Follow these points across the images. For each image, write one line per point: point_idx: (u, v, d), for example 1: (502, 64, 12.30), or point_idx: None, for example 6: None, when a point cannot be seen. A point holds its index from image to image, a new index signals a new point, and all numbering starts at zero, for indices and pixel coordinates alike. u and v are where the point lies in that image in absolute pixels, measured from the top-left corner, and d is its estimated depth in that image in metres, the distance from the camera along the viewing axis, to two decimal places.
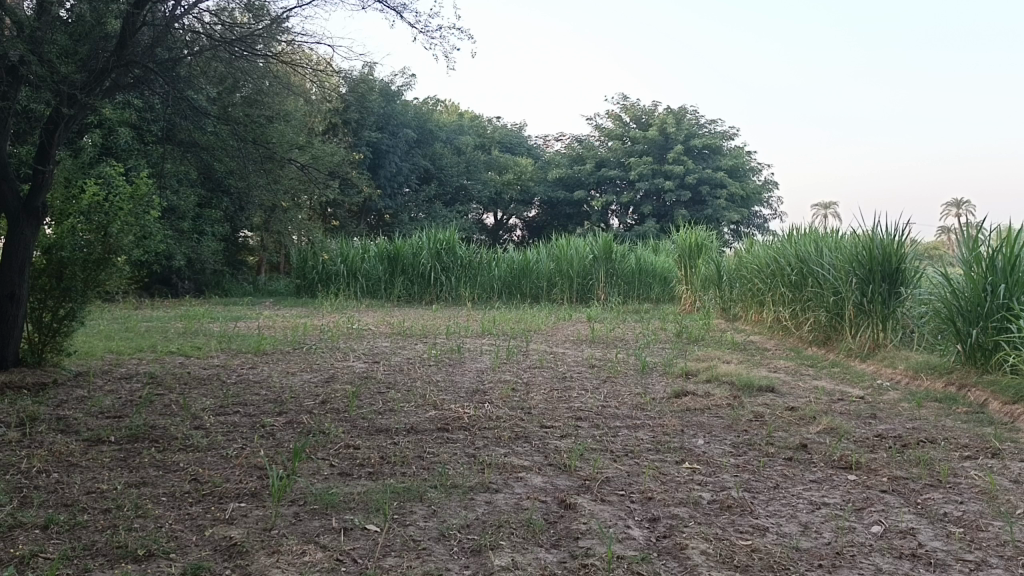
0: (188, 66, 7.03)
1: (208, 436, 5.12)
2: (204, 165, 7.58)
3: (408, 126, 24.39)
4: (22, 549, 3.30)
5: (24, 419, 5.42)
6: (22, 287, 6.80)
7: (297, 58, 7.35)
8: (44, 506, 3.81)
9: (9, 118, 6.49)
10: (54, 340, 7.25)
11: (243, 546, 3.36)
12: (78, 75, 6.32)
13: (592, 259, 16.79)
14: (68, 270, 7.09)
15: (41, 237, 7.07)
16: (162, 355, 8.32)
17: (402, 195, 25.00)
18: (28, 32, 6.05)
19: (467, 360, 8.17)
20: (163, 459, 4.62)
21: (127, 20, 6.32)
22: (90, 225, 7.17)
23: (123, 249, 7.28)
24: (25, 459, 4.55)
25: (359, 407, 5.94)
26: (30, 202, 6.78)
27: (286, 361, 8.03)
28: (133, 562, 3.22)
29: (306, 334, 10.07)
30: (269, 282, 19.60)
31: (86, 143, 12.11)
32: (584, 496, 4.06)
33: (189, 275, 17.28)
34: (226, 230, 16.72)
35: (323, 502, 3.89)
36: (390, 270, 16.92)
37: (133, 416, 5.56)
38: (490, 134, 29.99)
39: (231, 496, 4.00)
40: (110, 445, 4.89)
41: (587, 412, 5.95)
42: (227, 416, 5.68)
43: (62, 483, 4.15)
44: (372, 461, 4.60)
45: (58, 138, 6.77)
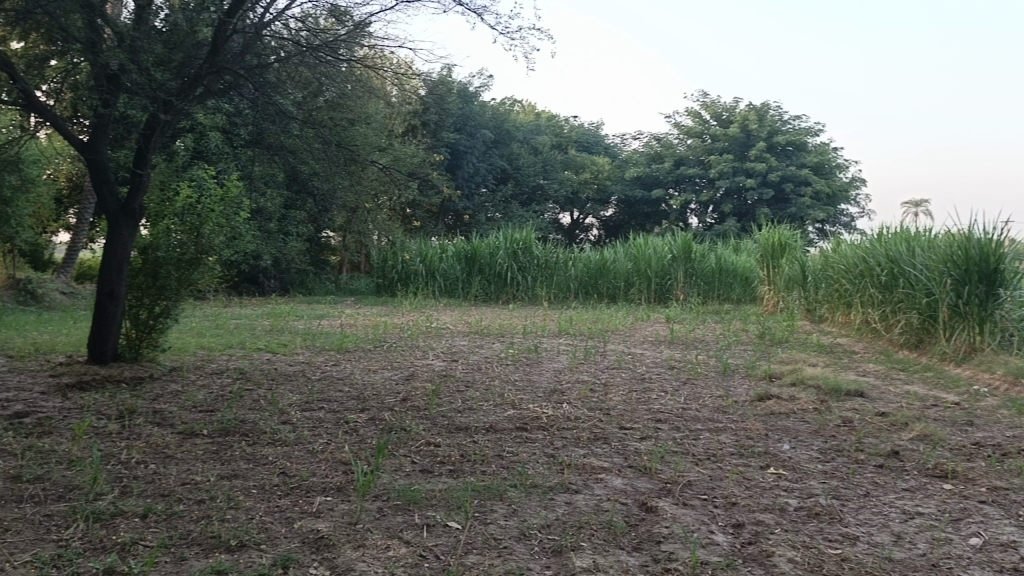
0: (275, 72, 7.28)
1: (295, 431, 5.27)
2: (291, 168, 7.79)
3: (486, 128, 24.65)
4: (124, 536, 3.47)
5: (123, 412, 5.69)
6: (120, 284, 7.17)
7: (379, 61, 7.50)
8: (143, 496, 3.99)
9: (109, 124, 6.89)
10: (151, 336, 7.58)
11: (330, 539, 3.44)
12: (174, 82, 6.58)
13: (671, 258, 16.48)
14: (163, 269, 7.42)
15: (138, 238, 7.42)
16: (251, 351, 8.61)
17: (479, 195, 25.18)
18: (127, 41, 6.29)
19: (544, 360, 8.18)
20: (254, 452, 4.77)
21: (219, 27, 6.53)
22: (184, 226, 7.45)
23: (214, 249, 7.56)
24: (125, 450, 4.78)
25: (439, 405, 6.02)
26: (128, 203, 7.15)
27: (367, 359, 8.18)
28: (226, 551, 3.35)
29: (386, 333, 10.24)
30: (350, 280, 19.99)
31: (178, 147, 12.58)
32: (666, 499, 4.02)
33: (274, 275, 17.82)
34: (310, 230, 17.12)
35: (406, 498, 3.96)
36: (467, 270, 17.13)
37: (224, 411, 5.76)
38: (567, 134, 29.92)
39: (318, 489, 4.12)
40: (204, 438, 5.08)
41: (667, 414, 5.89)
42: (313, 411, 5.83)
43: (159, 474, 4.34)
44: (453, 459, 4.65)
45: (154, 143, 7.09)
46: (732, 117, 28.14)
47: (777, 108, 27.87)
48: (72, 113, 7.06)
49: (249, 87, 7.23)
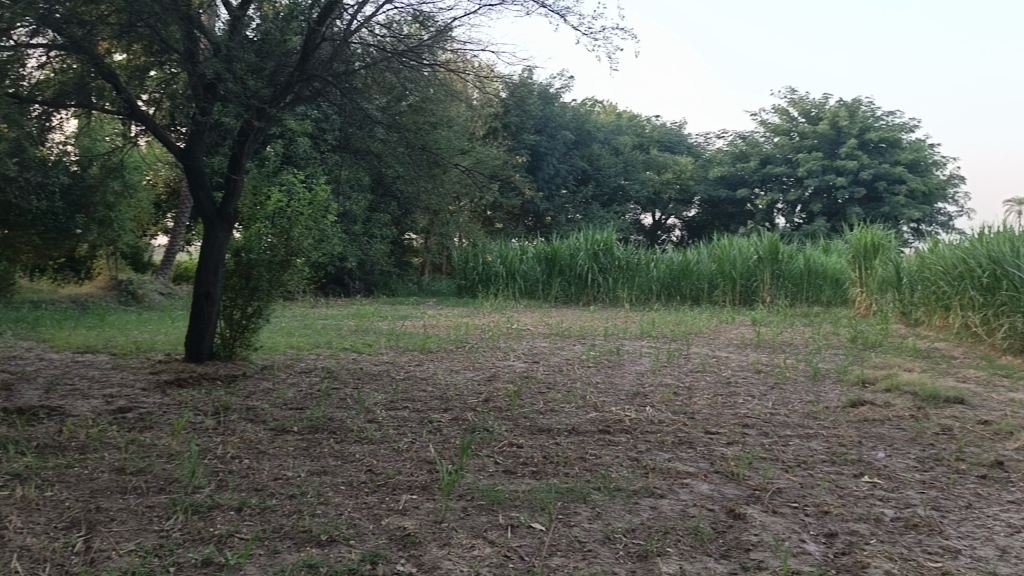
0: (362, 78, 7.47)
1: (380, 429, 5.38)
2: (376, 171, 7.95)
3: (567, 129, 24.73)
4: (221, 529, 3.60)
5: (219, 408, 5.91)
6: (215, 286, 7.52)
7: (462, 65, 7.58)
8: (238, 489, 4.14)
9: (206, 132, 7.20)
10: (244, 335, 7.86)
11: (416, 537, 3.50)
12: (266, 90, 6.84)
13: (757, 260, 16.02)
14: (255, 270, 7.70)
15: (232, 240, 7.73)
16: (337, 351, 8.82)
17: (560, 197, 25.18)
18: (223, 52, 6.53)
19: (627, 363, 8.11)
20: (341, 450, 4.89)
21: (309, 36, 6.69)
22: (275, 229, 7.69)
23: (304, 252, 7.78)
24: (221, 444, 4.97)
25: (521, 406, 6.04)
26: (224, 208, 7.47)
27: (450, 360, 8.27)
28: (317, 545, 3.44)
29: (468, 334, 10.34)
30: (432, 282, 20.26)
31: (269, 153, 12.99)
32: (755, 506, 3.93)
33: (359, 276, 18.22)
34: (394, 233, 17.45)
35: (490, 498, 3.99)
36: (548, 271, 17.21)
37: (313, 408, 5.92)
38: (649, 134, 29.61)
39: (404, 487, 4.19)
40: (294, 435, 5.24)
41: (754, 419, 5.76)
42: (397, 410, 5.94)
43: (253, 468, 4.50)
44: (536, 460, 4.66)
45: (247, 149, 7.33)
46: (821, 114, 27.16)
47: (870, 103, 26.80)
48: (170, 120, 7.37)
49: (337, 92, 7.41)
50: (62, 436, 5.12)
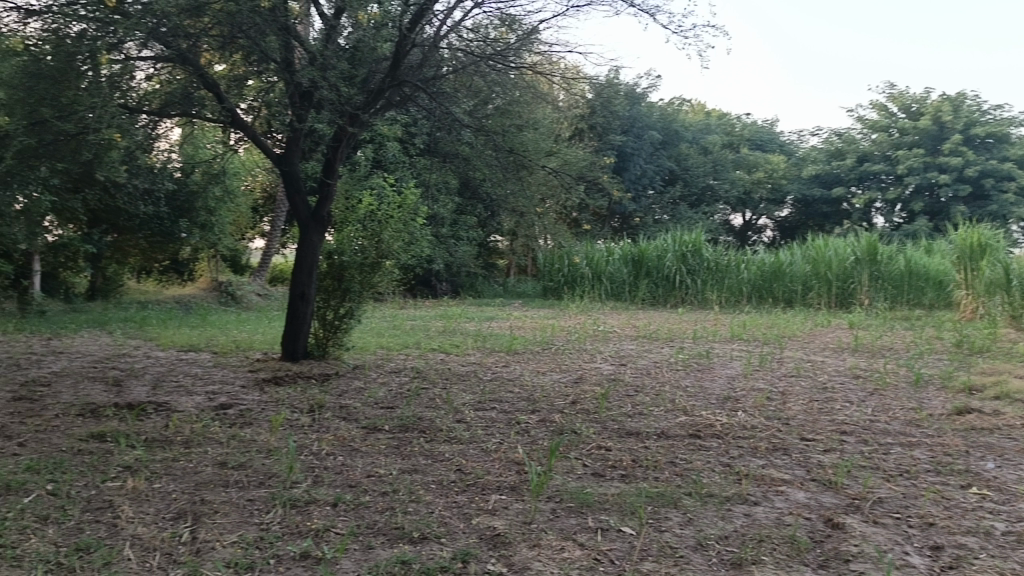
0: (450, 82, 7.58)
1: (469, 429, 5.44)
2: (464, 174, 8.06)
3: (654, 129, 24.49)
4: (318, 523, 3.71)
5: (313, 406, 6.09)
6: (310, 287, 7.78)
7: (548, 67, 7.61)
8: (333, 485, 4.25)
9: (301, 138, 7.45)
10: (336, 335, 8.08)
11: (506, 537, 3.52)
12: (359, 96, 7.05)
13: (854, 261, 15.42)
14: (347, 272, 7.91)
15: (325, 243, 7.96)
16: (426, 351, 8.96)
17: (647, 197, 24.95)
18: (318, 61, 6.74)
19: (717, 366, 7.97)
20: (431, 449, 4.97)
21: (400, 43, 6.87)
22: (366, 232, 7.87)
23: (394, 254, 7.93)
24: (316, 441, 5.12)
25: (609, 409, 6.00)
26: (318, 211, 7.73)
27: (537, 361, 8.30)
28: (410, 542, 3.51)
29: (554, 335, 10.35)
30: (518, 283, 20.34)
31: (360, 157, 13.30)
32: (854, 516, 3.80)
33: (447, 277, 18.48)
34: (480, 235, 17.60)
35: (578, 500, 3.98)
36: (635, 272, 17.06)
37: (403, 408, 6.02)
38: (740, 132, 29.02)
39: (492, 487, 4.23)
40: (386, 433, 5.35)
41: (852, 426, 5.56)
42: (485, 411, 5.99)
43: (346, 465, 4.62)
44: (625, 464, 4.63)
45: (340, 154, 7.56)
46: (923, 109, 25.96)
47: (975, 97, 25.42)
48: (267, 127, 7.61)
49: (425, 96, 7.55)
50: (169, 431, 5.37)
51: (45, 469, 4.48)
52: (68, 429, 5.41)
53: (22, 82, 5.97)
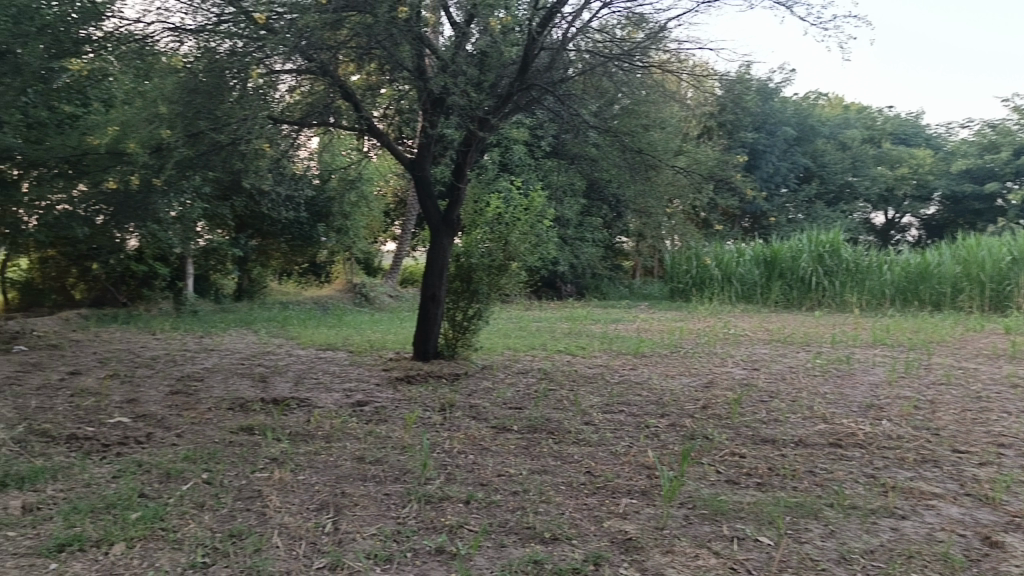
0: (576, 85, 7.57)
1: (598, 432, 5.41)
2: (590, 176, 8.09)
3: (787, 124, 23.67)
4: (452, 519, 3.80)
5: (444, 405, 6.24)
6: (440, 290, 7.96)
7: (676, 65, 7.53)
8: (465, 483, 4.33)
9: (432, 144, 7.64)
10: (465, 336, 8.24)
11: (638, 541, 3.49)
12: (488, 101, 7.13)
13: (1010, 262, 14.53)
14: (476, 274, 8.05)
15: (454, 246, 8.13)
16: (552, 353, 8.99)
17: (779, 196, 24.11)
18: (449, 67, 6.86)
19: (857, 372, 7.59)
20: (561, 450, 4.98)
21: (528, 46, 6.91)
22: (494, 235, 7.99)
23: (520, 256, 8.05)
24: (449, 439, 5.24)
25: (742, 415, 5.83)
26: (448, 215, 7.90)
27: (666, 364, 8.17)
28: (541, 543, 3.53)
29: (683, 338, 10.15)
30: (645, 284, 19.99)
31: (488, 160, 13.51)
32: (1015, 535, 3.53)
33: (572, 279, 18.50)
34: (606, 236, 17.53)
35: (713, 507, 3.89)
36: (767, 275, 16.52)
37: (532, 409, 6.06)
38: (882, 125, 27.59)
39: (622, 491, 4.19)
40: (515, 433, 5.41)
41: (1011, 439, 5.17)
42: (614, 413, 5.95)
43: (477, 464, 4.70)
44: (760, 471, 4.49)
45: (469, 159, 7.70)
46: None
47: None
48: (400, 134, 7.84)
49: (552, 98, 7.55)
50: (310, 425, 5.64)
51: (201, 459, 4.79)
52: (221, 422, 5.76)
53: (181, 99, 6.31)
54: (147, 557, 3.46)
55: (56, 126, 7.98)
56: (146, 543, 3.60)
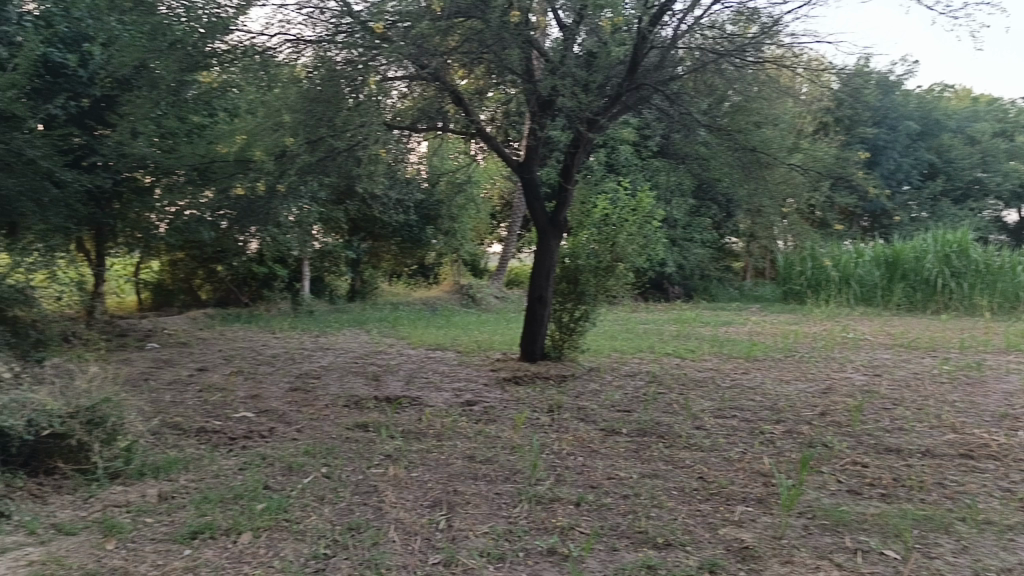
0: (685, 83, 7.45)
1: (710, 437, 5.30)
2: (699, 175, 7.94)
3: (910, 119, 22.59)
4: (562, 521, 3.80)
5: (552, 406, 6.25)
6: (547, 291, 7.98)
7: (790, 60, 7.31)
8: (575, 485, 4.33)
9: (540, 147, 7.63)
10: (571, 337, 8.23)
11: (755, 550, 3.40)
12: (598, 101, 7.12)
13: None
14: (583, 276, 8.02)
15: (562, 248, 8.12)
16: (660, 356, 8.87)
17: (901, 194, 22.95)
18: (557, 69, 6.86)
19: (990, 380, 7.14)
20: (672, 455, 4.91)
21: (636, 46, 6.89)
22: (601, 236, 7.95)
23: (628, 258, 7.97)
24: (557, 441, 5.25)
25: (863, 423, 5.59)
26: (556, 217, 7.89)
27: (780, 369, 7.92)
28: (654, 547, 3.49)
29: (797, 342, 9.81)
30: (756, 286, 19.27)
31: (594, 161, 13.45)
32: None
33: (680, 280, 18.06)
34: (715, 236, 17.18)
35: (833, 518, 3.75)
36: (888, 275, 15.72)
37: (641, 412, 6.00)
38: (1014, 117, 25.90)
39: (737, 498, 4.10)
40: (624, 436, 5.37)
41: None
42: (726, 418, 5.82)
43: (587, 466, 4.68)
44: (884, 482, 4.29)
45: (578, 160, 7.67)
46: None
47: None
48: (507, 137, 7.90)
49: (661, 97, 7.45)
50: (422, 424, 5.76)
51: (320, 454, 4.98)
52: (337, 419, 5.96)
53: (302, 107, 6.55)
54: (272, 547, 3.61)
55: (186, 136, 8.46)
56: (271, 533, 3.76)
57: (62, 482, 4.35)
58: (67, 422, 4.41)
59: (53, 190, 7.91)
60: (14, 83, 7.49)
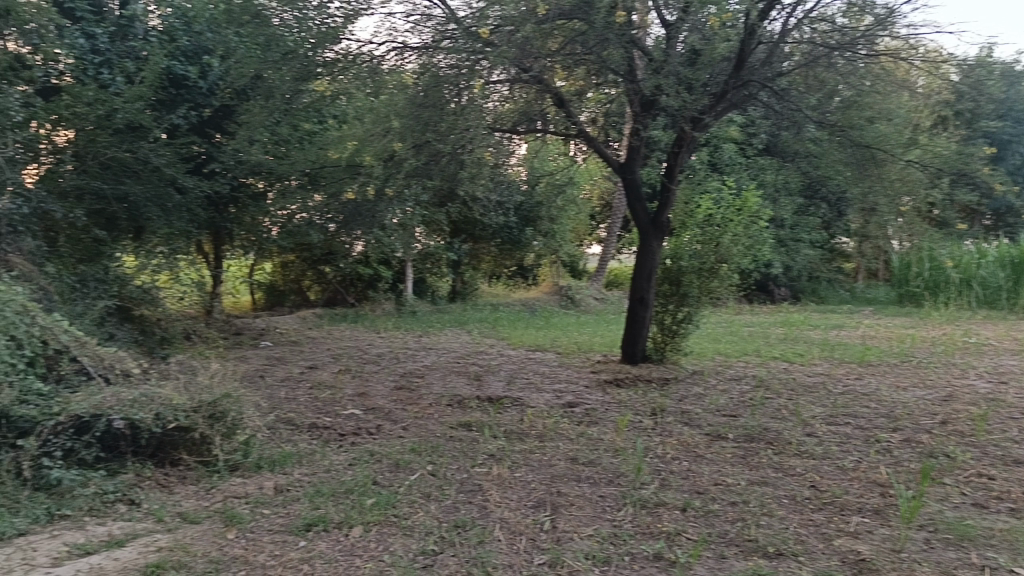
0: (794, 79, 7.25)
1: (822, 444, 5.13)
2: (808, 174, 7.69)
3: None
4: (669, 526, 3.75)
5: (655, 410, 6.17)
6: (649, 292, 7.89)
7: (906, 53, 6.97)
8: (681, 490, 4.26)
9: (642, 147, 7.54)
10: (674, 340, 8.11)
11: (873, 563, 3.27)
12: (704, 99, 7.03)
13: None
14: (685, 277, 7.87)
15: (664, 249, 8.01)
16: (767, 360, 8.63)
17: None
18: (660, 67, 6.75)
19: None
20: (781, 462, 4.77)
21: (743, 43, 6.76)
22: (705, 237, 7.80)
23: (733, 259, 7.79)
24: (661, 444, 5.19)
25: (989, 433, 5.28)
26: (658, 217, 7.78)
27: (895, 374, 7.58)
28: (765, 556, 3.41)
29: (914, 347, 9.37)
30: (868, 289, 18.51)
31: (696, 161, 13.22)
32: None
33: (787, 280, 17.38)
34: (823, 236, 16.61)
35: (958, 532, 3.56)
36: (1014, 277, 15.07)
37: (748, 417, 5.85)
38: None
39: (852, 509, 3.94)
40: (731, 442, 5.25)
41: None
42: (838, 425, 5.62)
43: (692, 471, 4.61)
44: (1013, 496, 4.05)
45: (681, 160, 7.54)
46: None
47: None
48: (608, 137, 7.86)
49: (767, 93, 7.26)
50: (524, 424, 5.80)
51: (426, 451, 5.08)
52: (442, 418, 6.07)
53: (410, 113, 6.72)
54: (382, 541, 3.71)
55: (298, 142, 8.79)
56: (381, 528, 3.87)
57: (186, 473, 4.60)
58: (190, 417, 4.62)
59: (176, 196, 8.37)
60: (142, 96, 7.96)
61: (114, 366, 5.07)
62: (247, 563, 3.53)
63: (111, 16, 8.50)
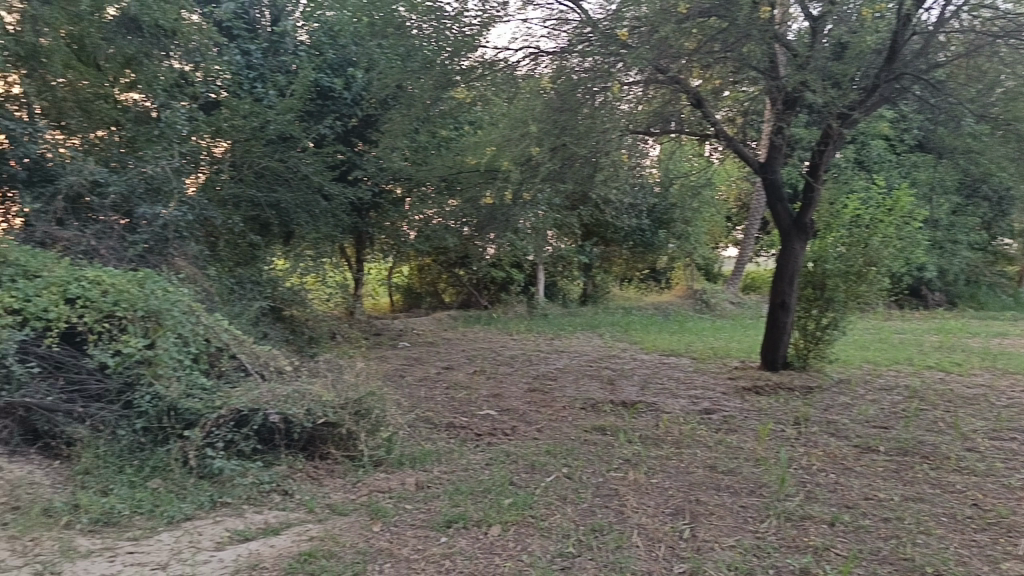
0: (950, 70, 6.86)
1: (985, 460, 4.78)
2: (967, 171, 7.20)
3: None
4: (816, 540, 3.61)
5: (798, 419, 5.94)
6: (791, 296, 7.59)
7: None
8: (828, 504, 4.08)
9: (783, 146, 7.25)
10: (817, 346, 7.79)
11: None
12: (854, 93, 6.71)
13: None
14: (831, 281, 7.54)
15: (807, 251, 7.70)
16: (920, 369, 8.14)
17: None
18: (803, 62, 6.53)
19: None
20: (940, 478, 4.48)
21: (897, 34, 6.43)
22: (852, 238, 7.47)
23: (883, 262, 7.39)
24: (806, 455, 4.99)
25: None
26: (800, 218, 7.46)
27: None
28: None
29: None
30: None
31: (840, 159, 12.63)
32: None
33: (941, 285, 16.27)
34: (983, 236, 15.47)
35: None
36: None
37: (900, 430, 5.54)
38: None
39: (1022, 531, 3.67)
40: (882, 455, 4.98)
41: None
42: (1003, 441, 5.22)
43: (841, 484, 4.40)
44: None
45: (826, 158, 7.20)
46: None
47: None
48: (746, 137, 7.64)
49: (921, 86, 6.89)
50: (660, 430, 5.71)
51: (561, 454, 5.10)
52: (576, 421, 6.07)
53: (548, 117, 6.74)
54: (520, 541, 3.75)
55: (436, 149, 9.04)
56: (519, 528, 3.91)
57: (334, 466, 4.82)
58: (338, 413, 4.86)
59: (323, 203, 8.78)
60: (293, 108, 8.40)
61: (268, 364, 5.38)
62: (392, 555, 3.66)
63: (264, 33, 9.02)
